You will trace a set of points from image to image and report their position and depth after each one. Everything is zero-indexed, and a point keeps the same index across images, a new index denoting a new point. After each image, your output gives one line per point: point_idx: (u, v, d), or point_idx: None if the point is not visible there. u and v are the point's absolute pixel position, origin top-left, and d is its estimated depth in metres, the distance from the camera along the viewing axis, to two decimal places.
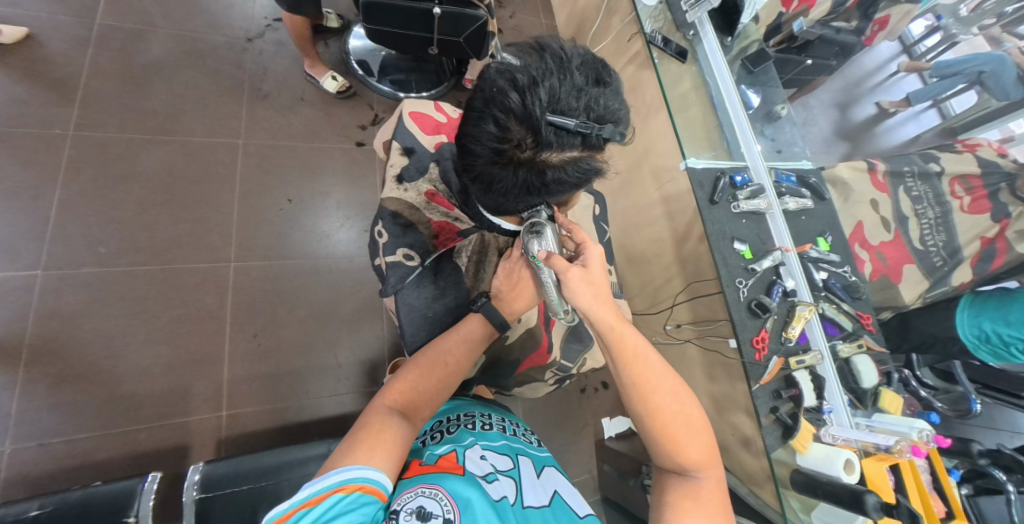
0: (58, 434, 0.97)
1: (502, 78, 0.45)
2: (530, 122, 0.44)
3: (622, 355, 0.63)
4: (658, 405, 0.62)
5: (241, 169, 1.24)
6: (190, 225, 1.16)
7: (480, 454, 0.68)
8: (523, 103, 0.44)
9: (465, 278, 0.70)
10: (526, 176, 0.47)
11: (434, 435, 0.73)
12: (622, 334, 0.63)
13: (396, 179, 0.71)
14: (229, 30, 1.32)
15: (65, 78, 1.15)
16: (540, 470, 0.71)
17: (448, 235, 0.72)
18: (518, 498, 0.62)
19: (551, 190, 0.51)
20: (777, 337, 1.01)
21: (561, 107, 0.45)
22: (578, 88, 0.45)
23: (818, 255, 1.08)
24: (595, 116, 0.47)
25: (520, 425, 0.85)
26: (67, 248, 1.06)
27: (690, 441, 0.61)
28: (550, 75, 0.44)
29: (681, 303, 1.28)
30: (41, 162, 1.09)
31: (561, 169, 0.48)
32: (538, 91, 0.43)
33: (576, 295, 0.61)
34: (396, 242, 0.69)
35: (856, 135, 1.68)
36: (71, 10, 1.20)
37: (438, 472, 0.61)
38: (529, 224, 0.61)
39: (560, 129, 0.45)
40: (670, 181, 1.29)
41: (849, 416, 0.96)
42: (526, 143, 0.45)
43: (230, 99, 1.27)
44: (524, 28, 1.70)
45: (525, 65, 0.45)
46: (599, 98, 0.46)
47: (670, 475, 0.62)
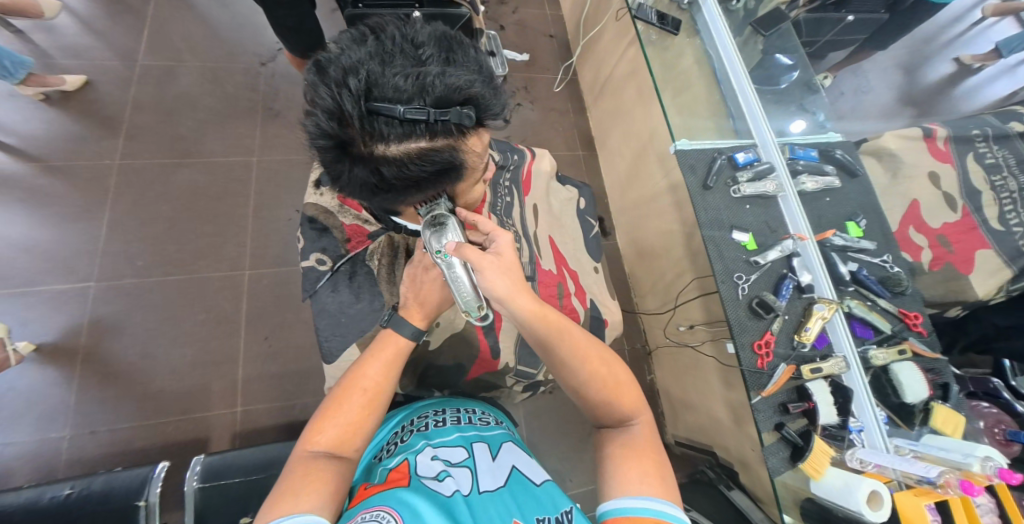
0: (106, 424, 1.11)
1: (324, 74, 0.45)
2: (350, 113, 0.42)
3: (548, 330, 0.56)
4: (594, 368, 0.56)
5: (255, 184, 1.34)
6: (212, 238, 1.28)
7: (431, 455, 0.62)
8: (336, 96, 0.43)
9: (379, 280, 0.71)
10: (364, 171, 0.46)
11: (389, 447, 0.68)
12: (544, 320, 0.55)
13: (315, 182, 0.71)
14: (246, 57, 1.44)
15: (112, 115, 1.32)
16: (497, 451, 0.65)
17: (359, 239, 0.69)
18: (472, 488, 0.56)
19: (405, 188, 0.48)
20: (788, 341, 0.86)
21: (386, 93, 0.43)
22: (402, 71, 0.43)
23: (845, 242, 0.91)
24: (432, 99, 0.44)
25: (478, 409, 0.78)
26: (112, 262, 1.22)
27: (621, 394, 0.56)
28: (370, 60, 0.43)
29: (693, 299, 1.16)
30: (93, 188, 1.26)
31: (402, 162, 0.45)
32: (351, 80, 0.42)
33: (489, 281, 0.55)
34: (311, 247, 0.70)
35: (927, 99, 1.40)
36: (117, 54, 1.37)
37: (385, 489, 0.55)
38: (428, 218, 0.56)
39: (387, 116, 0.43)
40: (676, 167, 1.16)
41: (886, 437, 0.79)
42: (354, 137, 0.44)
43: (247, 120, 1.39)
44: (527, 22, 1.65)
45: (348, 56, 0.44)
46: (430, 76, 0.43)
47: (610, 430, 0.56)
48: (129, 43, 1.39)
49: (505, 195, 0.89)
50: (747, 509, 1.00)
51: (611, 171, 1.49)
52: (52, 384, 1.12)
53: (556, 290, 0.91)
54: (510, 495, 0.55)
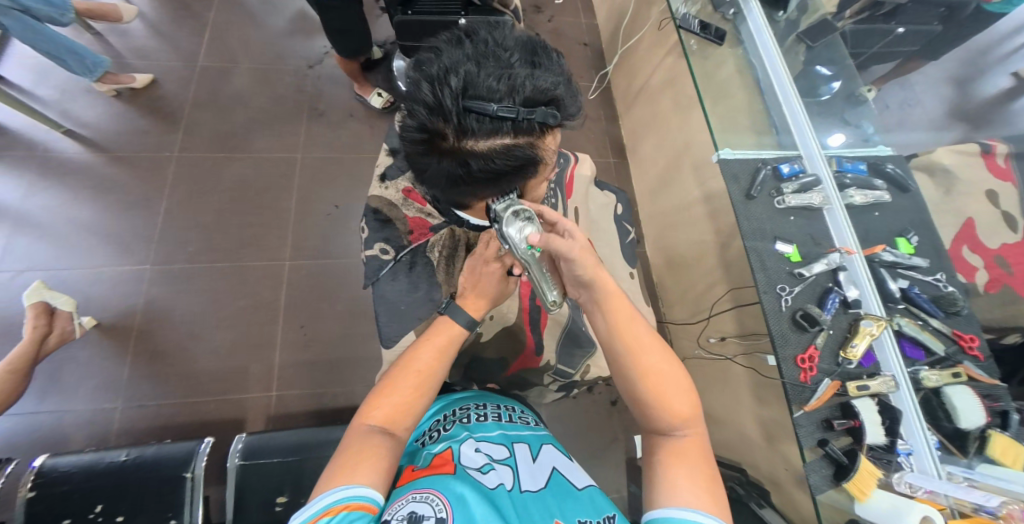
0: (152, 400, 1.16)
1: (420, 72, 0.46)
2: (444, 110, 0.43)
3: (616, 314, 0.56)
4: (644, 365, 0.54)
5: (298, 180, 1.39)
6: (257, 229, 1.33)
7: (474, 447, 0.62)
8: (433, 93, 0.44)
9: (438, 272, 0.72)
10: (452, 166, 0.47)
11: (431, 434, 0.68)
12: (619, 300, 0.57)
13: (380, 177, 0.72)
14: (295, 60, 1.51)
15: (173, 111, 1.40)
16: (538, 451, 0.64)
17: (422, 231, 0.71)
18: (516, 484, 0.55)
19: (486, 183, 0.49)
20: (832, 357, 0.83)
21: (480, 91, 0.43)
22: (496, 72, 0.43)
23: (895, 258, 0.88)
24: (522, 99, 0.44)
25: (519, 409, 0.77)
26: (166, 247, 1.28)
27: (677, 400, 0.53)
28: (467, 60, 0.44)
29: (726, 311, 1.13)
30: (153, 178, 1.33)
31: (489, 158, 0.46)
32: (450, 79, 0.43)
33: (577, 265, 0.56)
34: (373, 237, 0.70)
35: (977, 114, 1.36)
36: (180, 55, 1.47)
37: (431, 473, 0.56)
38: (507, 212, 0.54)
39: (478, 114, 0.43)
40: (712, 176, 1.14)
41: (938, 463, 0.75)
42: (444, 132, 0.45)
43: (293, 119, 1.45)
44: (562, 31, 1.68)
45: (444, 56, 0.45)
46: (522, 79, 0.44)
47: (653, 436, 0.53)
48: (192, 45, 1.48)
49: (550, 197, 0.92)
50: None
51: (643, 178, 1.48)
52: (105, 359, 1.18)
53: None
54: (555, 498, 0.54)
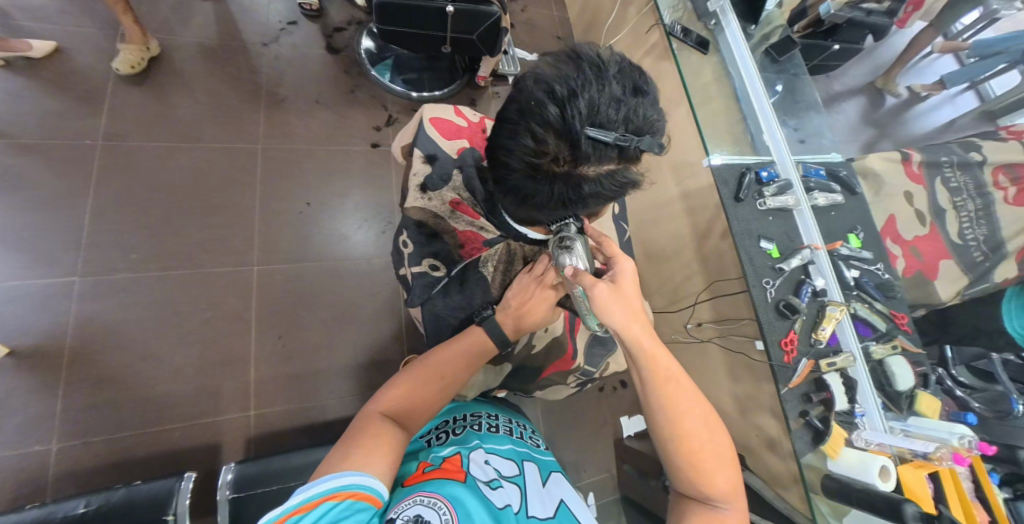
0: (101, 433, 1.00)
1: (539, 88, 0.45)
2: (570, 136, 0.45)
3: (655, 376, 0.61)
4: (687, 429, 0.59)
5: (261, 173, 1.25)
6: (216, 230, 1.18)
7: (483, 458, 0.63)
8: (561, 117, 0.44)
9: (493, 287, 0.73)
10: (559, 188, 0.49)
11: (439, 434, 0.69)
12: (664, 358, 0.62)
13: (420, 187, 0.72)
14: (246, 35, 1.35)
15: (95, 90, 1.18)
16: (547, 477, 0.65)
17: (473, 245, 0.73)
18: (522, 507, 0.57)
19: (583, 203, 0.53)
20: (806, 339, 0.98)
21: (601, 119, 0.45)
22: (617, 100, 0.45)
23: (849, 252, 1.04)
24: (634, 127, 0.47)
25: (525, 426, 0.80)
26: (100, 254, 1.09)
27: (715, 469, 0.58)
28: (589, 84, 0.45)
29: (702, 301, 1.25)
30: (73, 171, 1.11)
31: (596, 183, 0.50)
32: (577, 104, 0.44)
33: (607, 311, 0.61)
34: (421, 252, 0.71)
35: (886, 122, 1.53)
36: (97, 22, 1.23)
37: (439, 477, 0.56)
38: (558, 237, 0.62)
39: (599, 141, 0.45)
40: (691, 176, 1.24)
41: (883, 420, 0.93)
42: (562, 156, 0.46)
43: (250, 104, 1.30)
44: (536, 22, 1.68)
45: (564, 76, 0.45)
46: (638, 108, 0.46)
47: (689, 497, 0.58)
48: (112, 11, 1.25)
49: None
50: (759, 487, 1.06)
51: None
52: (34, 390, 0.99)
53: None
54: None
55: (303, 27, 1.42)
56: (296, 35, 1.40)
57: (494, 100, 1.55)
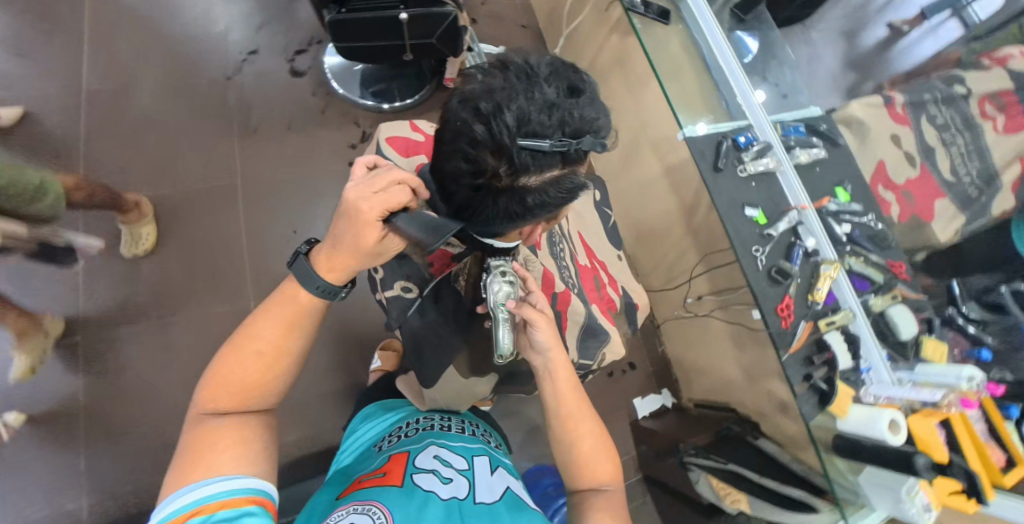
0: (124, 485, 1.03)
1: (466, 108, 0.44)
2: (502, 151, 0.44)
3: (563, 383, 0.65)
4: (581, 431, 0.64)
5: (243, 208, 1.27)
6: (209, 270, 1.20)
7: (434, 455, 0.63)
8: (489, 134, 0.43)
9: (467, 301, 0.71)
10: (505, 201, 0.49)
11: (390, 438, 0.71)
12: (569, 371, 0.66)
13: None
14: (208, 71, 1.35)
15: (67, 149, 1.19)
16: (495, 469, 0.65)
17: (444, 262, 0.70)
18: (468, 495, 0.57)
19: (536, 213, 0.53)
20: (803, 302, 0.97)
21: (533, 127, 0.43)
22: (546, 106, 0.44)
23: (838, 207, 1.02)
24: (570, 130, 0.45)
25: (479, 426, 0.81)
26: (98, 311, 1.11)
27: (604, 463, 0.63)
28: (515, 95, 0.43)
29: (700, 274, 1.24)
30: (59, 233, 1.13)
31: (542, 192, 0.50)
32: (504, 116, 0.42)
33: (541, 337, 0.63)
34: (393, 276, 0.71)
35: (866, 65, 1.46)
36: (60, 81, 1.24)
37: (376, 484, 0.55)
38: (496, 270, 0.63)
39: (533, 151, 0.44)
40: (671, 150, 1.22)
41: (891, 373, 0.94)
42: (500, 172, 0.46)
43: (222, 140, 1.31)
44: (499, 12, 1.68)
45: (490, 90, 0.44)
46: (571, 109, 0.45)
47: (585, 490, 0.62)
48: (73, 67, 1.26)
49: (561, 243, 0.91)
50: (777, 454, 1.11)
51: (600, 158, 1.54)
52: (55, 451, 1.01)
53: (595, 282, 0.95)
54: (505, 509, 0.55)
55: (264, 54, 1.42)
56: (257, 63, 1.40)
57: None
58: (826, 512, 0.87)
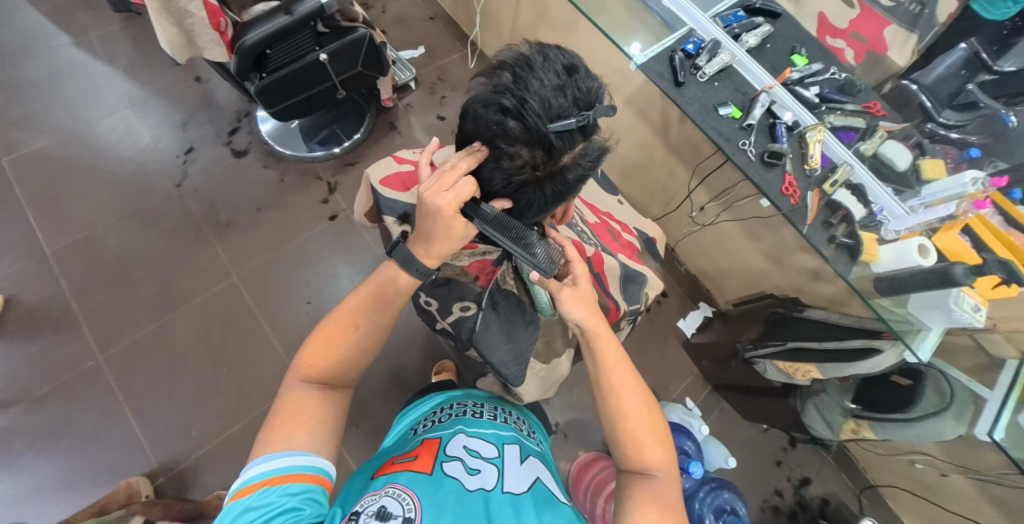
0: None
1: (491, 110, 0.46)
2: (537, 140, 0.46)
3: (603, 358, 0.63)
4: (627, 409, 0.61)
5: (252, 300, 1.26)
6: (249, 370, 1.20)
7: (463, 443, 0.68)
8: (523, 127, 0.46)
9: (524, 299, 0.73)
10: (551, 186, 0.52)
11: (426, 423, 0.78)
12: (608, 342, 0.64)
13: None
14: (157, 186, 1.33)
15: (61, 315, 1.17)
16: (525, 459, 0.69)
17: (487, 271, 0.69)
18: (497, 486, 0.61)
19: (573, 189, 0.56)
20: (802, 174, 0.99)
21: (556, 110, 0.46)
22: (560, 88, 0.46)
23: (801, 74, 1.04)
24: (585, 103, 0.48)
25: (512, 413, 0.86)
26: (164, 449, 1.10)
27: (652, 444, 0.60)
28: (531, 85, 0.45)
29: (696, 187, 1.28)
30: (93, 395, 1.12)
31: (577, 167, 0.52)
32: (530, 107, 0.45)
33: (566, 308, 0.62)
34: (448, 302, 0.71)
35: None
36: (23, 255, 1.21)
37: (406, 470, 0.61)
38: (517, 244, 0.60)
39: (564, 131, 0.46)
40: (623, 82, 1.23)
41: (902, 205, 0.97)
42: (538, 159, 0.49)
43: (202, 245, 1.29)
44: (402, 14, 1.68)
45: (506, 86, 0.45)
46: (580, 84, 0.47)
47: (631, 474, 0.59)
48: (29, 236, 1.23)
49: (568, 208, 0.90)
50: (824, 316, 1.12)
51: None
52: None
53: (611, 233, 0.96)
54: (531, 499, 0.58)
55: (202, 148, 1.39)
56: (200, 159, 1.38)
57: (410, 113, 1.55)
58: (890, 350, 0.94)
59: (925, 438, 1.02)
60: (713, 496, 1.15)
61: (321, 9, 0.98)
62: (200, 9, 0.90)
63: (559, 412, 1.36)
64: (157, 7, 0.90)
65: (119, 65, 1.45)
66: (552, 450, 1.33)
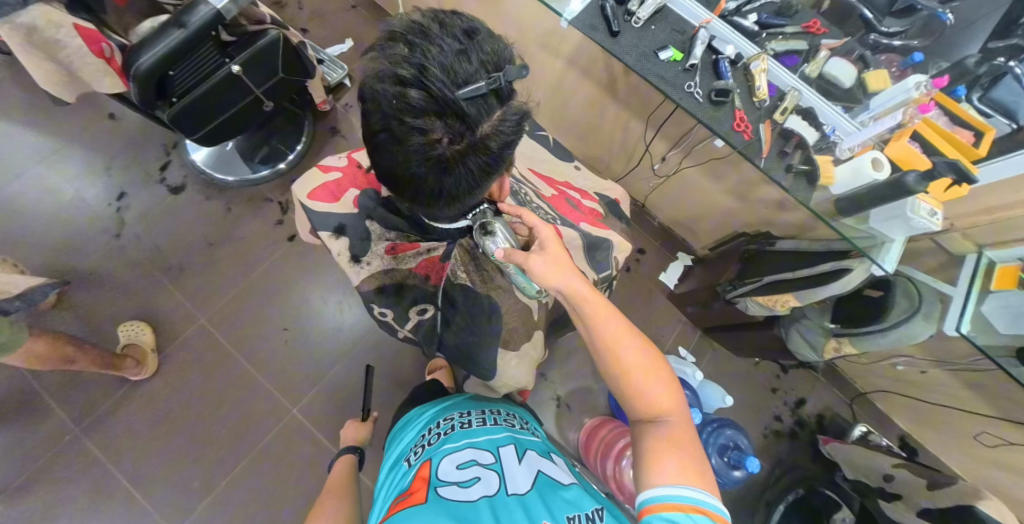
0: None
1: (389, 85, 0.40)
2: (447, 111, 0.40)
3: (593, 316, 0.57)
4: (627, 360, 0.55)
5: (227, 338, 1.22)
6: (239, 409, 1.17)
7: (457, 460, 0.68)
8: (428, 98, 0.39)
9: (478, 288, 0.67)
10: (476, 161, 0.43)
11: (417, 451, 0.76)
12: (596, 299, 0.58)
13: (352, 259, 0.66)
14: (96, 241, 1.25)
15: (27, 395, 1.11)
16: (522, 456, 0.71)
17: (437, 269, 0.66)
18: (501, 491, 0.61)
19: (504, 163, 0.48)
20: (752, 106, 0.97)
21: (461, 76, 0.41)
22: (463, 53, 0.41)
23: (737, 3, 1.00)
24: (493, 67, 0.43)
25: (501, 411, 0.87)
26: (171, 505, 1.08)
27: (659, 390, 0.54)
28: (430, 52, 0.40)
29: (652, 137, 1.26)
30: (83, 468, 1.08)
31: (503, 136, 0.44)
32: (431, 74, 0.39)
33: (541, 276, 0.58)
34: (403, 309, 0.68)
35: None
36: None
37: (407, 508, 0.59)
38: (478, 225, 0.61)
39: (476, 96, 0.41)
40: (561, 42, 1.17)
41: (852, 121, 0.96)
42: (455, 132, 0.41)
43: (159, 292, 1.23)
44: (319, 7, 1.57)
45: (403, 58, 0.40)
46: (484, 48, 0.42)
47: (639, 425, 0.53)
48: None
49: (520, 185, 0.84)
50: (796, 246, 1.13)
51: None
52: None
53: (572, 204, 0.94)
54: (538, 496, 0.60)
55: (134, 190, 1.31)
56: (136, 203, 1.29)
57: (349, 114, 1.48)
58: (858, 267, 0.96)
59: (902, 343, 1.03)
60: (717, 436, 1.20)
61: (217, 15, 0.88)
62: (73, 36, 0.80)
63: (557, 386, 1.38)
64: (17, 41, 0.77)
65: (21, 118, 1.33)
66: (559, 423, 1.35)
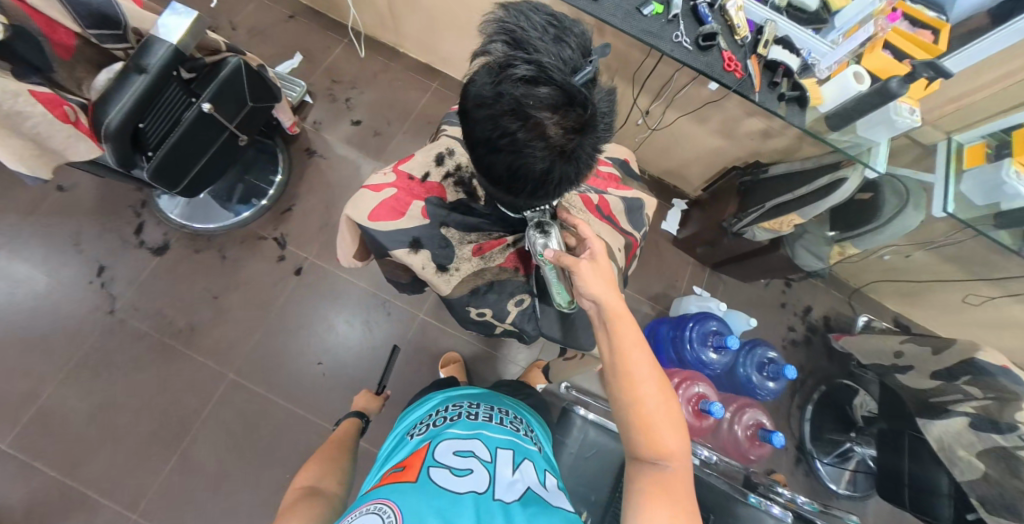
0: None
1: (513, 85, 0.41)
2: (573, 100, 0.42)
3: (620, 343, 0.54)
4: (642, 393, 0.52)
5: (263, 386, 1.17)
6: (299, 453, 1.13)
7: (453, 447, 0.64)
8: (555, 90, 0.41)
9: None
10: (590, 143, 0.47)
11: (422, 426, 0.73)
12: (628, 324, 0.55)
13: (438, 269, 0.67)
14: (88, 320, 1.14)
15: (65, 499, 1.02)
16: (519, 462, 0.64)
17: (523, 259, 0.70)
18: (490, 492, 0.57)
19: (602, 142, 0.51)
20: (736, 45, 1.01)
21: (572, 64, 0.44)
22: (563, 44, 0.44)
23: None
24: (586, 53, 0.46)
25: (511, 413, 0.80)
26: None
27: (669, 432, 0.51)
28: (538, 47, 0.43)
29: (636, 93, 1.29)
30: None
31: (605, 115, 0.48)
32: (552, 67, 0.41)
33: (585, 283, 0.57)
34: (502, 304, 0.71)
35: None
36: None
37: (392, 486, 0.57)
38: (535, 223, 0.62)
39: (587, 80, 0.44)
40: None
41: (824, 41, 1.03)
42: (578, 119, 0.43)
43: (177, 357, 1.15)
44: (257, 26, 1.46)
45: (519, 56, 0.42)
46: (576, 36, 0.45)
47: (640, 462, 0.51)
48: None
49: None
50: (789, 169, 1.21)
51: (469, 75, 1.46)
52: None
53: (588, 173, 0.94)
54: (523, 510, 0.55)
55: (114, 258, 1.20)
56: (120, 271, 1.19)
57: (321, 132, 1.39)
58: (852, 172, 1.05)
59: (897, 235, 1.13)
60: (751, 355, 1.29)
61: (176, 51, 0.80)
62: (32, 103, 0.71)
63: None
64: None
65: None
66: None
